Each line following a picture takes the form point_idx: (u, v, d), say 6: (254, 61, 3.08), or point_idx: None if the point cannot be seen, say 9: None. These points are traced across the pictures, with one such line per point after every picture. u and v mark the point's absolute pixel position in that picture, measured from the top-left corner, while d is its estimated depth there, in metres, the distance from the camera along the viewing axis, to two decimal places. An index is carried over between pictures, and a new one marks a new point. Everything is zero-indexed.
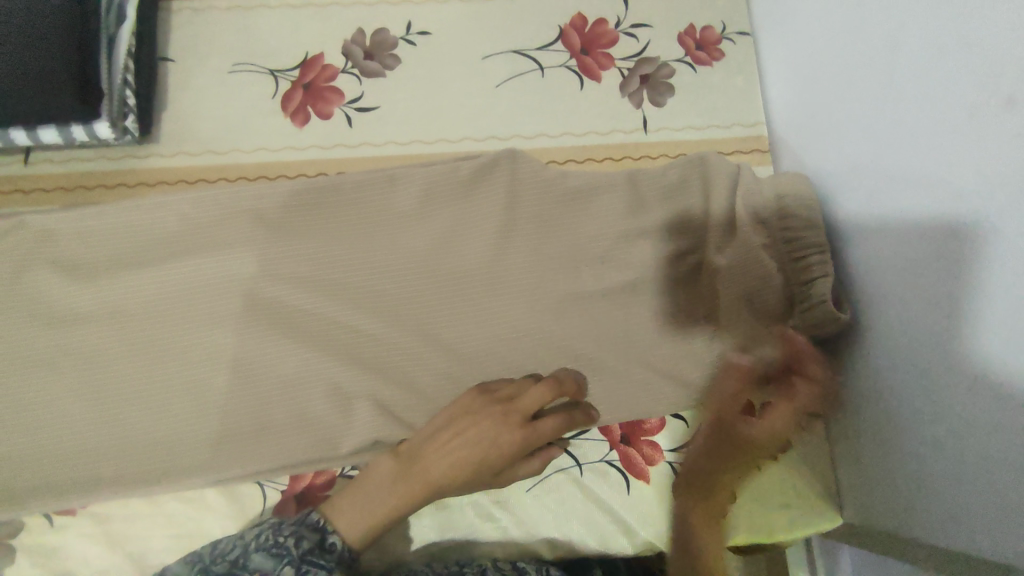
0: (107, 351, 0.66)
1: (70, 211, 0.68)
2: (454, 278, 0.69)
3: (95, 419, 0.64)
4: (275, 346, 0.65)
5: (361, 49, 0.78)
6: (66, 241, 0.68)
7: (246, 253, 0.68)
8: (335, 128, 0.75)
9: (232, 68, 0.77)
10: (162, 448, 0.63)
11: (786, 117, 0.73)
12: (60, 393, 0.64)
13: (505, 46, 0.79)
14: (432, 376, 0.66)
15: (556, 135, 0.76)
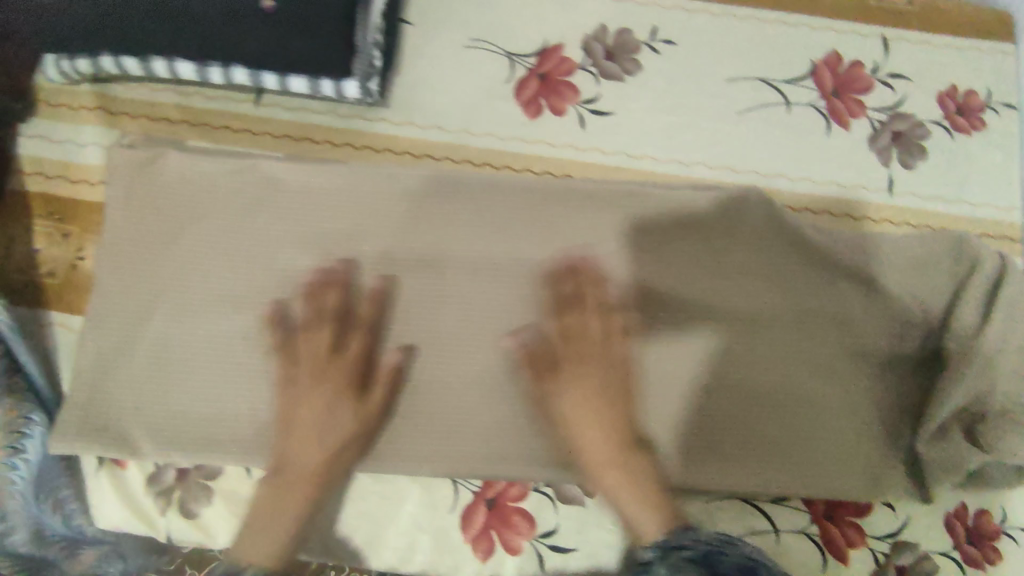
0: (323, 316, 0.66)
1: (307, 169, 0.69)
2: (669, 311, 0.67)
3: (305, 383, 0.64)
4: (479, 335, 0.66)
5: (602, 47, 0.74)
6: (299, 199, 0.68)
7: (469, 240, 0.69)
8: (566, 127, 0.72)
9: (468, 43, 0.74)
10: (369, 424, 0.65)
11: None
12: (275, 349, 0.65)
13: (752, 72, 0.75)
14: (621, 397, 0.64)
15: (796, 179, 0.72)
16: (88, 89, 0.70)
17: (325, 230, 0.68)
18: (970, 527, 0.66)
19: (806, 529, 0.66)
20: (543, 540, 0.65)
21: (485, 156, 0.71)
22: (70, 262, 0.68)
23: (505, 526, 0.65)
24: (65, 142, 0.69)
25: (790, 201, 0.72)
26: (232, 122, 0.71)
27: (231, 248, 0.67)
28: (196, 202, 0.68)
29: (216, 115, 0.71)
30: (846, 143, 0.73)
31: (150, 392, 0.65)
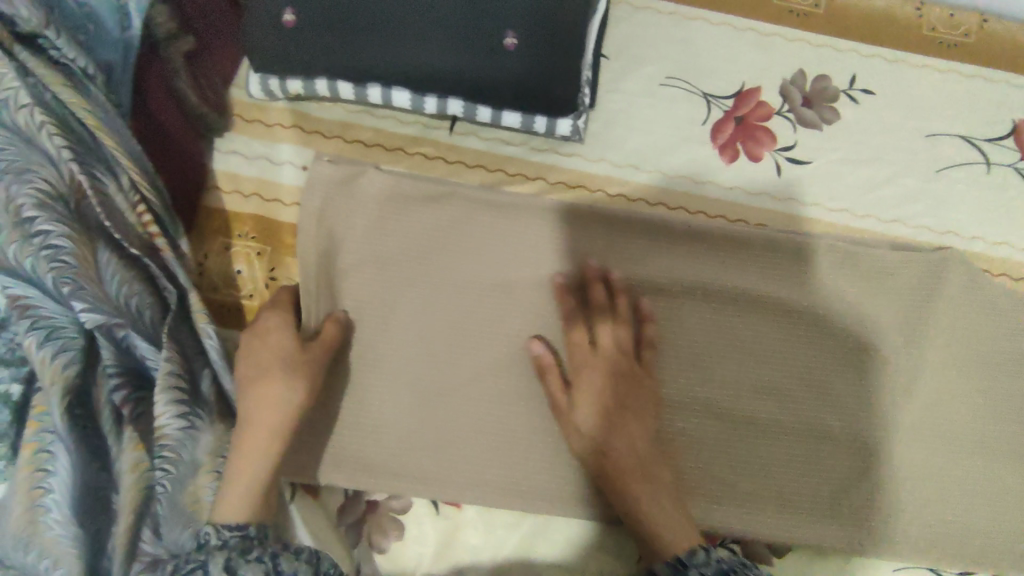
0: (521, 352, 0.67)
1: (508, 203, 0.68)
2: (710, 346, 0.68)
3: (505, 416, 0.66)
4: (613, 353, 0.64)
5: (800, 94, 0.73)
6: (495, 233, 0.68)
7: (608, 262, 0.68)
8: (763, 174, 0.70)
9: (664, 80, 0.72)
10: (563, 464, 0.65)
11: None
12: (470, 384, 0.66)
13: (953, 128, 0.72)
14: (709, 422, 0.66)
15: (995, 243, 0.70)
16: (285, 105, 0.68)
17: (522, 266, 0.68)
18: None
19: None
20: None
21: (680, 199, 0.70)
22: (264, 282, 0.66)
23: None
24: (263, 159, 0.67)
25: (988, 266, 0.70)
26: (426, 148, 0.69)
27: (427, 279, 0.67)
28: (392, 229, 0.67)
29: (410, 140, 0.69)
30: None
31: (345, 422, 0.64)
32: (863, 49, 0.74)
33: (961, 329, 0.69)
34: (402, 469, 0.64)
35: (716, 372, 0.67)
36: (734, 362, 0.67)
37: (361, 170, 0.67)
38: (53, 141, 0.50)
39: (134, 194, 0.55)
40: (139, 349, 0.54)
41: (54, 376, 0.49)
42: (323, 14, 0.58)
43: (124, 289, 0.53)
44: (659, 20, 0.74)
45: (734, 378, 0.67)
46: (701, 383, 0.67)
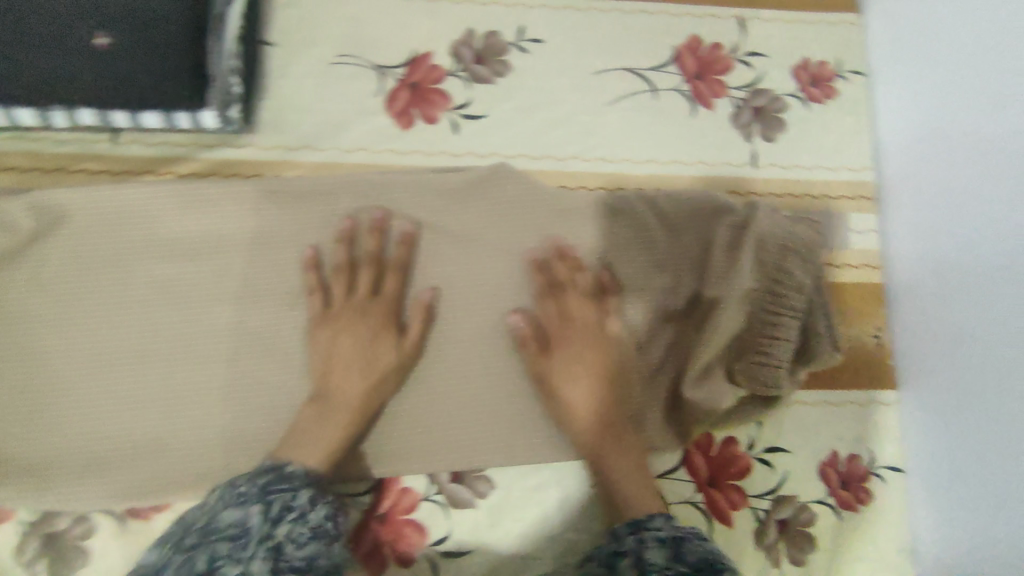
0: (207, 346, 0.67)
1: (172, 193, 0.67)
2: (370, 304, 0.65)
3: (203, 404, 0.67)
4: (265, 321, 0.68)
5: (471, 52, 0.75)
6: (163, 228, 0.67)
7: (308, 241, 0.68)
8: (440, 135, 0.73)
9: (335, 59, 0.73)
10: (266, 437, 0.67)
11: (900, 168, 0.74)
12: (165, 380, 0.67)
13: (619, 63, 0.77)
14: (463, 363, 0.68)
15: (665, 163, 0.75)
16: None
17: (202, 268, 0.68)
18: (843, 472, 0.71)
19: (693, 498, 0.69)
20: (435, 547, 0.67)
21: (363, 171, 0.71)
22: None
23: (397, 537, 0.67)
24: None
25: (660, 184, 0.75)
26: (89, 164, 0.68)
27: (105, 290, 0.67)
28: (53, 249, 0.66)
29: (69, 158, 0.68)
30: (712, 125, 0.76)
31: (44, 449, 0.65)
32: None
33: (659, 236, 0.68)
34: (111, 476, 0.65)
35: (336, 349, 0.65)
36: (448, 357, 0.68)
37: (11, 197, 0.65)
38: None
39: None
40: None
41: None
42: None
43: None
44: None
45: (358, 355, 0.64)
46: (419, 406, 0.67)
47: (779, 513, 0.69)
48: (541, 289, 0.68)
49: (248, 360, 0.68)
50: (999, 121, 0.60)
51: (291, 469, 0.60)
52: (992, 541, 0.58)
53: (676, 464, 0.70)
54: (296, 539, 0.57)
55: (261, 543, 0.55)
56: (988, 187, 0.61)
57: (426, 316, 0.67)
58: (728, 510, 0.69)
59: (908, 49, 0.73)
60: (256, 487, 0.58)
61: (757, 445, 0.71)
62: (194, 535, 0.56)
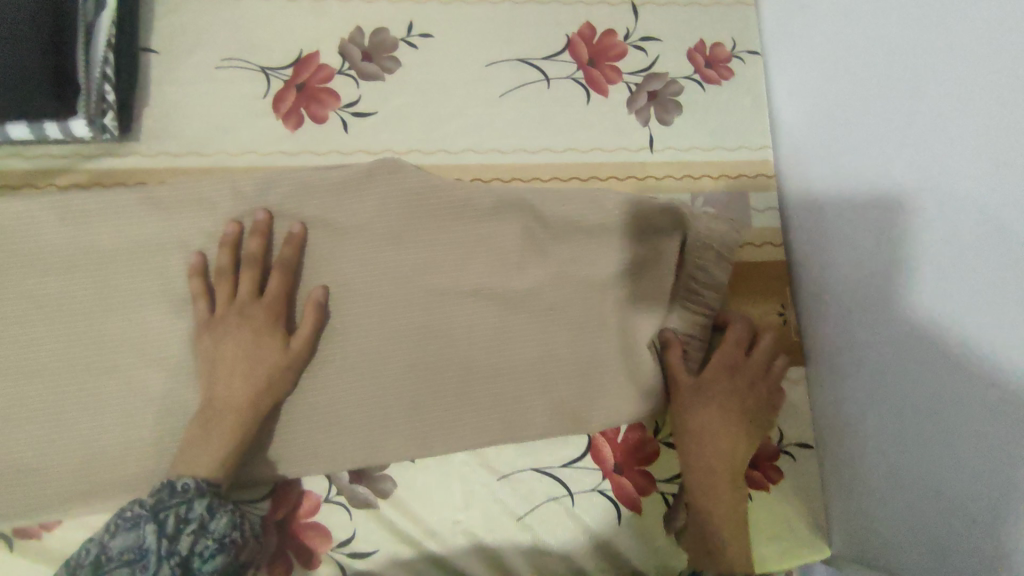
0: (67, 360, 0.62)
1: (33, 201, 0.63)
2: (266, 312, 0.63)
3: (62, 429, 0.61)
4: (135, 335, 0.63)
5: (359, 50, 0.75)
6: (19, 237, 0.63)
7: (185, 244, 0.65)
8: (328, 133, 0.72)
9: (220, 63, 0.73)
10: (137, 458, 0.61)
11: (798, 135, 0.73)
12: (21, 405, 0.61)
13: (510, 54, 0.76)
14: (369, 365, 0.64)
15: (561, 152, 0.74)
16: None
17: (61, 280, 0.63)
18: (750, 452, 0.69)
19: (601, 486, 0.65)
20: (339, 551, 0.62)
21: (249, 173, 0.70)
22: None
23: (297, 543, 0.62)
24: None
25: (558, 172, 0.74)
26: None
27: None
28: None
29: None
30: (608, 110, 0.76)
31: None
32: None
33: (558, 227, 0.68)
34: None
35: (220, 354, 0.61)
36: (354, 351, 0.64)
37: None
38: None
39: None
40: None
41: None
42: None
43: None
44: (207, 5, 0.74)
45: (242, 358, 0.60)
46: (334, 407, 0.63)
47: (689, 498, 0.66)
48: (446, 284, 0.66)
49: (115, 373, 0.62)
50: (858, 92, 0.63)
51: (184, 482, 0.54)
52: (888, 494, 0.60)
53: (582, 452, 0.66)
54: (202, 552, 0.52)
55: (165, 560, 0.50)
56: (856, 160, 0.64)
57: (318, 314, 0.63)
58: (638, 496, 0.65)
59: (788, 30, 0.75)
60: (148, 509, 0.52)
61: (663, 429, 0.69)
62: (86, 570, 0.49)
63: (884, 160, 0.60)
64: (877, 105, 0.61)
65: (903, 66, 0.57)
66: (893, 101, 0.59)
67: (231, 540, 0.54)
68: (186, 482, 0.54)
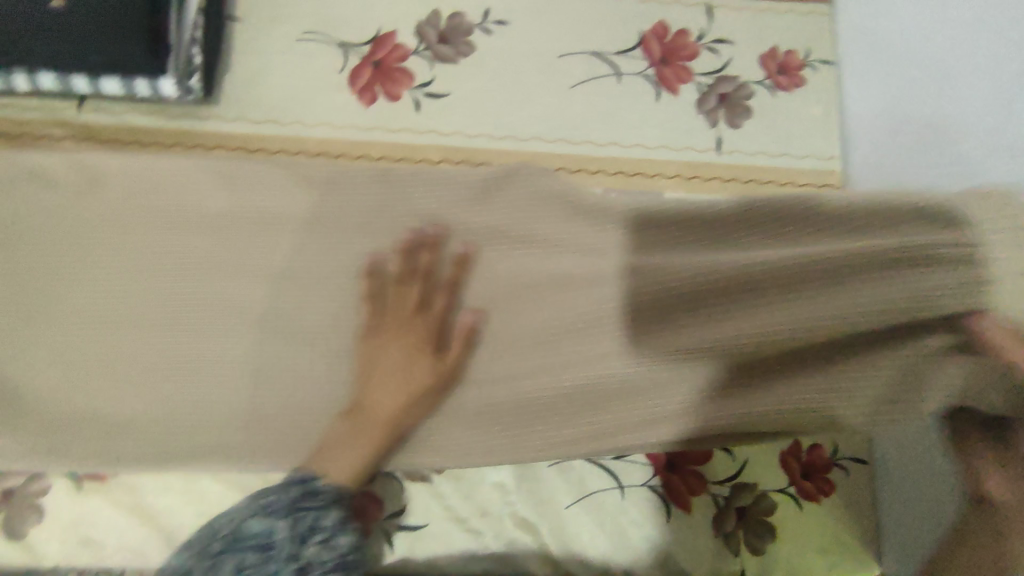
0: None
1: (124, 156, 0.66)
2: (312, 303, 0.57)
3: None
4: None
5: (435, 33, 0.76)
6: None
7: None
8: (401, 111, 0.73)
9: (301, 36, 0.74)
10: None
11: (873, 124, 0.72)
12: None
13: (583, 47, 0.77)
14: None
15: (629, 146, 0.74)
16: None
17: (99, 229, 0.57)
18: (805, 461, 0.66)
19: (650, 482, 0.65)
20: (389, 521, 0.62)
21: (321, 145, 0.71)
22: None
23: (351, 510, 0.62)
24: None
25: (624, 166, 0.74)
26: (55, 130, 0.69)
27: None
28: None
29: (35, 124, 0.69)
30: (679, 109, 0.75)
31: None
32: None
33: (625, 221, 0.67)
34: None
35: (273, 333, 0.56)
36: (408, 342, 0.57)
37: None
38: None
39: None
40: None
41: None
42: None
43: None
44: None
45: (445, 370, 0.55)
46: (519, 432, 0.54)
47: (737, 501, 0.65)
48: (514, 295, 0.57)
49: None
50: (940, 71, 0.61)
51: (321, 483, 0.51)
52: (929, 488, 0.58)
53: None
54: (322, 563, 0.48)
55: (287, 561, 0.47)
56: (928, 153, 0.62)
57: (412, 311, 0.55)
58: (688, 496, 0.64)
59: (858, 58, 0.76)
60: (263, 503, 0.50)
61: None
62: (221, 541, 0.49)
63: (966, 138, 0.58)
64: (959, 82, 0.59)
65: (990, 41, 0.56)
66: (977, 78, 0.57)
67: (350, 560, 0.49)
68: (301, 474, 0.51)
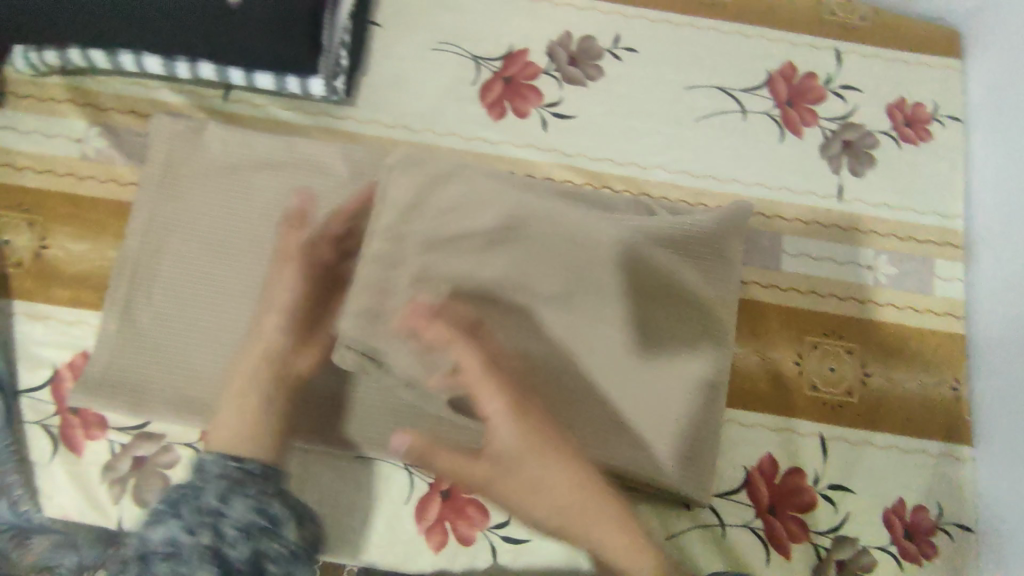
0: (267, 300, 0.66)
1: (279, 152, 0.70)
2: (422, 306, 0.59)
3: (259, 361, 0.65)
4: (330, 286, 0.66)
5: (566, 54, 0.77)
6: None
7: None
8: (528, 129, 0.74)
9: (437, 45, 0.76)
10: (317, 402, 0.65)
11: (1006, 172, 0.72)
12: (226, 331, 0.66)
13: (710, 81, 0.77)
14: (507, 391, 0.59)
15: (749, 185, 0.75)
16: (58, 80, 0.71)
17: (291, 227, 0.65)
18: (910, 523, 0.67)
19: (750, 523, 0.67)
20: (496, 530, 0.66)
21: (450, 156, 0.73)
22: (32, 251, 0.68)
23: (459, 518, 0.66)
24: (41, 131, 0.71)
25: (743, 205, 0.74)
26: (201, 115, 0.72)
27: (194, 233, 0.69)
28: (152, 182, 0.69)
29: (183, 108, 0.72)
30: (803, 153, 0.76)
31: (108, 381, 0.65)
32: (629, 11, 0.78)
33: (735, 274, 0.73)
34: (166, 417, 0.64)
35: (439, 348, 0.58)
36: (547, 354, 0.61)
37: (141, 143, 0.71)
38: None
39: None
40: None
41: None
42: None
43: None
44: None
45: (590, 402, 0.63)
46: (690, 456, 0.65)
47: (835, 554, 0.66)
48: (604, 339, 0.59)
49: (310, 317, 0.65)
50: None
51: (234, 464, 0.57)
52: None
53: (737, 486, 0.68)
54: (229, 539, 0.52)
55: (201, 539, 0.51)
56: None
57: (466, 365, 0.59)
58: (788, 542, 0.66)
59: (1010, 108, 0.72)
60: (181, 497, 0.54)
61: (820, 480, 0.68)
62: (134, 562, 0.51)
63: None
64: None
65: None
66: None
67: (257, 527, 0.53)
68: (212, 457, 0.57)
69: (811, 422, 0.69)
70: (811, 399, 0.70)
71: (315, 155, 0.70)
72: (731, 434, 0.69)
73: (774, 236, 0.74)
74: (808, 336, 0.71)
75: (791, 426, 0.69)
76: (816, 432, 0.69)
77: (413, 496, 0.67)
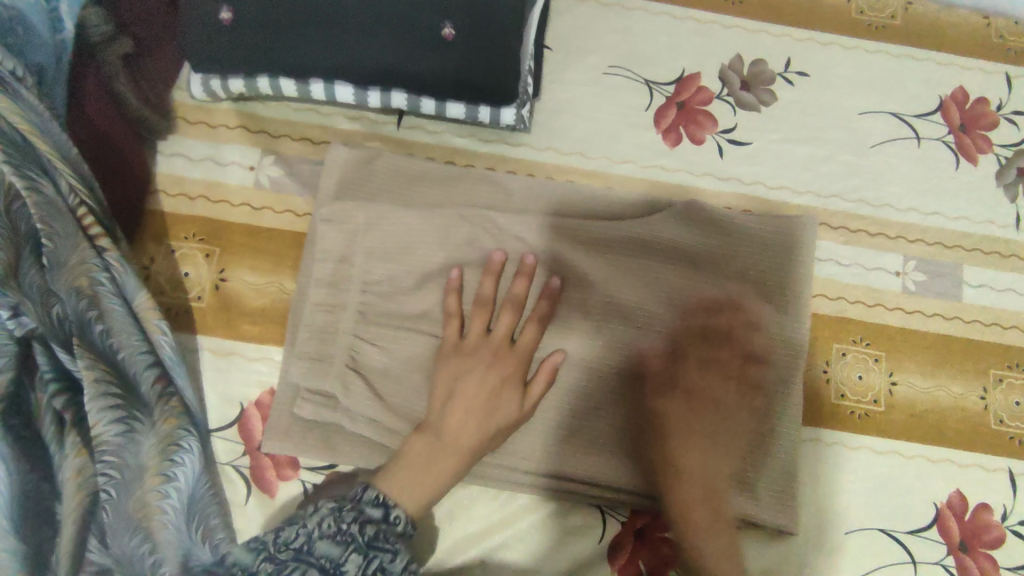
0: None
1: (459, 180, 0.68)
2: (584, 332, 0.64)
3: None
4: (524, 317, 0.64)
5: (738, 78, 0.75)
6: (437, 207, 0.66)
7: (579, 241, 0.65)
8: (705, 157, 0.73)
9: (608, 69, 0.74)
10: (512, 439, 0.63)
11: None
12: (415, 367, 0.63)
13: (884, 106, 0.75)
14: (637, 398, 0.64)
15: (929, 214, 0.73)
16: (229, 106, 0.69)
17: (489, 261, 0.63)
18: None
19: (944, 561, 0.65)
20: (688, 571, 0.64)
21: (627, 184, 0.72)
22: (211, 285, 0.66)
23: (651, 555, 0.64)
24: (209, 159, 0.68)
25: (922, 234, 0.73)
26: (374, 142, 0.70)
27: None
28: (328, 209, 0.64)
29: (356, 135, 0.70)
30: (980, 182, 0.74)
31: (299, 424, 0.62)
32: (798, 33, 0.76)
33: (916, 308, 0.71)
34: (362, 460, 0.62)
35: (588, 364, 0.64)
36: (669, 370, 0.65)
37: (315, 172, 0.69)
38: (38, 179, 0.52)
39: (75, 197, 0.55)
40: (63, 358, 0.54)
41: (89, 381, 0.53)
42: (261, 14, 0.59)
43: (80, 300, 0.54)
44: (600, 11, 0.75)
45: (680, 417, 0.64)
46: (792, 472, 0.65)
47: None
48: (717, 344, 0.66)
49: None
50: None
51: (397, 514, 0.54)
52: None
53: (928, 523, 0.66)
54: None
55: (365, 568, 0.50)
56: None
57: (551, 376, 0.62)
58: None
59: None
60: (366, 532, 0.51)
61: (1011, 515, 0.67)
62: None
63: None
64: None
65: None
66: None
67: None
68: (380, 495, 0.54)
69: (998, 455, 0.68)
70: (997, 431, 0.69)
71: (495, 183, 0.68)
72: (925, 474, 0.67)
73: (957, 268, 0.72)
74: (991, 371, 0.70)
75: (979, 460, 0.68)
76: (1005, 465, 0.68)
77: (605, 534, 0.65)
